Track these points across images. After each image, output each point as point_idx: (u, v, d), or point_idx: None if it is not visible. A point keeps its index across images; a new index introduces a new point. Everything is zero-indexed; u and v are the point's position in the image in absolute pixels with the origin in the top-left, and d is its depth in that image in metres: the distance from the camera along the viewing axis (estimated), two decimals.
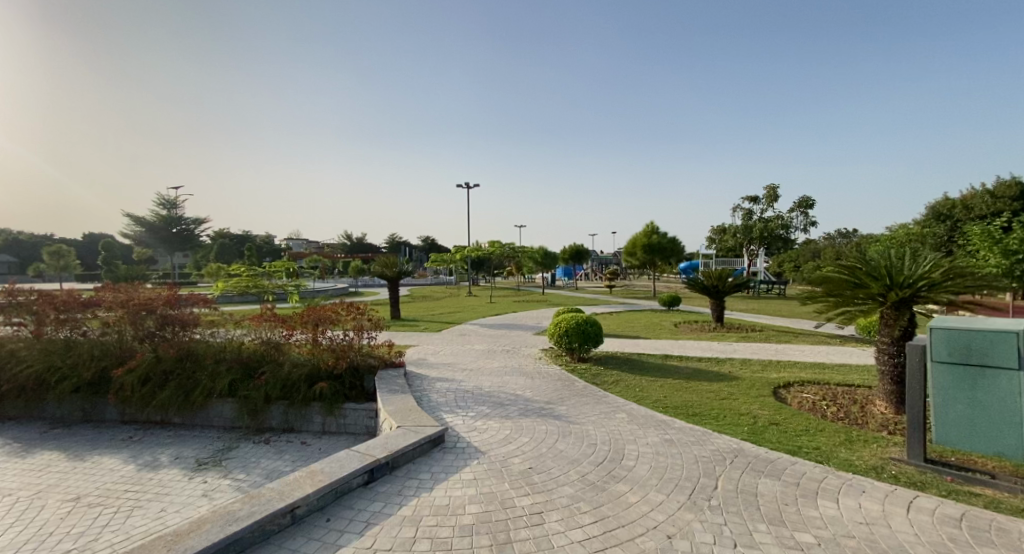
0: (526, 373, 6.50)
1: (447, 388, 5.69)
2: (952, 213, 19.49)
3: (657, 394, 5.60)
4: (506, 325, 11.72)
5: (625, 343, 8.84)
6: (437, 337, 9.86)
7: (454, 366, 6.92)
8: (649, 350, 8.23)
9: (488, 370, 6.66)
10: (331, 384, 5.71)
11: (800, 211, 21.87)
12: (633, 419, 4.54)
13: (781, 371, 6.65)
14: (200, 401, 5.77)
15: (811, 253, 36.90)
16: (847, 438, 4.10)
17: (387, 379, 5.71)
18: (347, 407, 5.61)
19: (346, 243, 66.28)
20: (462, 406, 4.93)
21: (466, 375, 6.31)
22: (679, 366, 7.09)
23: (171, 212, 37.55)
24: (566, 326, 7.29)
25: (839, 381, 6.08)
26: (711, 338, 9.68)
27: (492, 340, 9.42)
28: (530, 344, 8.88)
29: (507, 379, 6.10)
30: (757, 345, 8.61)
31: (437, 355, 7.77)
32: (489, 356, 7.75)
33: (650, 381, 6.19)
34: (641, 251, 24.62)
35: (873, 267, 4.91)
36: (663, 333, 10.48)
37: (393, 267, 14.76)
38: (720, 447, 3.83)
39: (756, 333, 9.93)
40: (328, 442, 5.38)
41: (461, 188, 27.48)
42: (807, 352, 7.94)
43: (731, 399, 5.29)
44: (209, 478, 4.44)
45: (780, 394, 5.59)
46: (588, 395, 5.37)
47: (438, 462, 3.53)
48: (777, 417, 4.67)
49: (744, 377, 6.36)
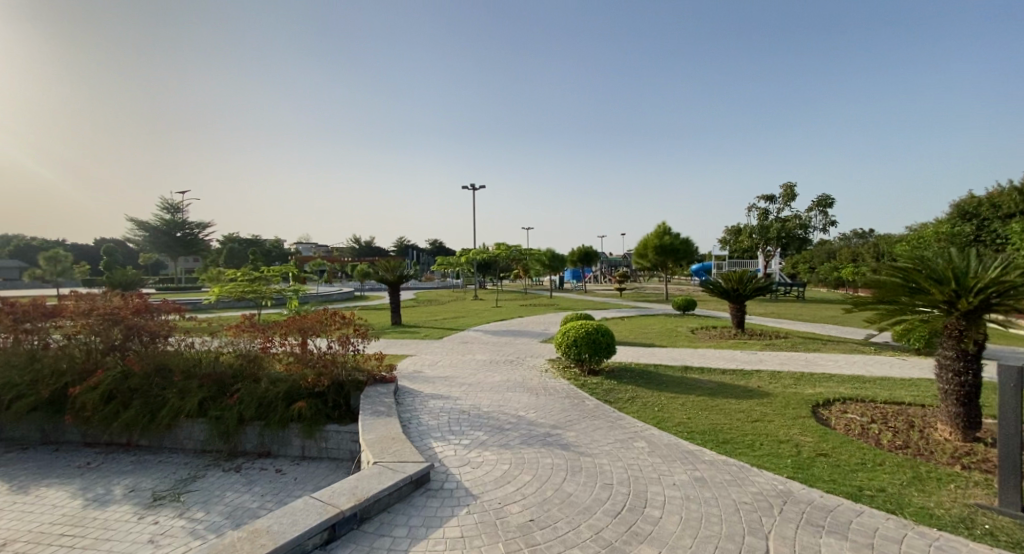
0: (531, 388, 5.85)
1: (441, 407, 5.05)
2: (980, 211, 18.42)
3: (680, 415, 4.91)
4: (511, 332, 11.07)
5: (639, 352, 8.15)
6: (437, 345, 9.23)
7: (451, 380, 6.28)
8: (666, 361, 7.54)
9: (488, 385, 6.02)
10: (311, 402, 5.09)
11: (819, 210, 20.95)
12: (654, 449, 3.87)
13: (817, 386, 5.91)
14: (166, 422, 5.20)
15: (825, 254, 35.80)
16: (914, 475, 3.40)
17: (374, 397, 5.07)
18: (328, 429, 4.98)
19: (353, 245, 65.91)
20: (455, 431, 4.29)
21: (463, 391, 5.67)
22: (701, 379, 6.38)
23: (175, 216, 37.48)
24: (575, 335, 6.62)
25: (887, 398, 5.34)
26: (733, 346, 8.94)
27: (495, 349, 8.77)
28: (536, 354, 8.22)
29: (508, 397, 5.45)
30: (785, 355, 7.86)
31: (434, 366, 7.14)
32: (491, 367, 7.10)
33: (670, 399, 5.50)
34: (652, 252, 23.84)
35: (934, 269, 4.21)
36: (679, 340, 9.77)
37: (394, 270, 14.15)
38: (763, 489, 3.15)
39: (780, 341, 9.18)
40: (305, 470, 4.77)
41: (467, 188, 28.32)
42: (841, 363, 7.20)
43: (766, 422, 4.59)
44: (162, 517, 3.87)
45: (821, 415, 4.87)
46: (600, 417, 4.71)
47: (418, 512, 2.89)
48: (823, 445, 3.98)
49: (776, 394, 5.64)
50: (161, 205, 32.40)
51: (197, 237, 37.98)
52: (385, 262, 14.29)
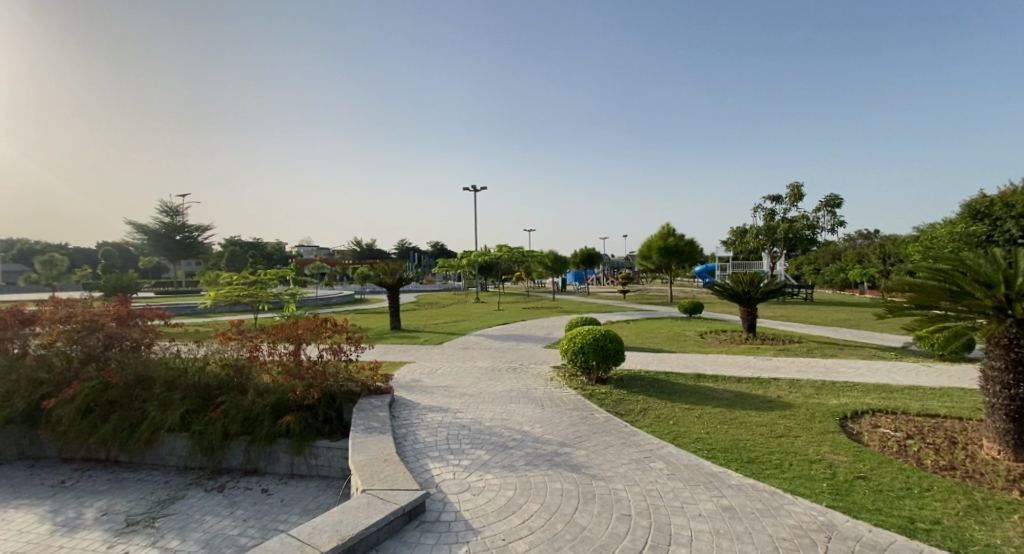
0: (536, 399, 5.49)
1: (439, 421, 4.70)
2: (992, 211, 17.94)
3: (697, 430, 4.55)
4: (514, 337, 10.70)
5: (648, 359, 7.78)
6: (437, 352, 8.87)
7: (452, 390, 5.92)
8: (677, 368, 7.17)
9: (490, 395, 5.66)
10: (300, 416, 4.74)
11: (827, 210, 20.54)
12: (674, 471, 3.50)
13: (842, 396, 5.54)
14: (146, 437, 4.84)
15: (830, 255, 35.38)
16: (969, 504, 3.02)
17: (367, 411, 4.71)
18: (318, 446, 4.62)
19: (355, 248, 65.69)
20: (454, 451, 3.93)
21: (464, 403, 5.32)
22: (716, 389, 6.01)
23: (173, 219, 37.13)
24: (582, 342, 6.26)
25: (920, 410, 4.97)
26: (745, 352, 8.56)
27: (497, 356, 8.40)
28: (540, 360, 7.85)
29: (512, 409, 5.09)
30: (802, 362, 7.48)
31: (433, 375, 6.78)
32: (493, 376, 6.74)
33: (685, 410, 5.14)
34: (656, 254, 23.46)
35: (983, 272, 3.86)
36: (689, 345, 9.39)
37: (392, 273, 13.79)
38: (801, 522, 2.79)
39: (795, 346, 8.79)
40: (293, 490, 4.41)
41: (468, 191, 27.91)
42: (863, 370, 6.81)
43: (793, 438, 4.22)
44: (132, 547, 3.51)
45: (851, 430, 4.49)
46: (612, 432, 4.35)
47: (411, 551, 2.53)
48: (860, 466, 3.61)
49: (799, 405, 5.27)
50: (161, 207, 32.10)
51: (196, 240, 37.63)
52: (383, 266, 13.91)
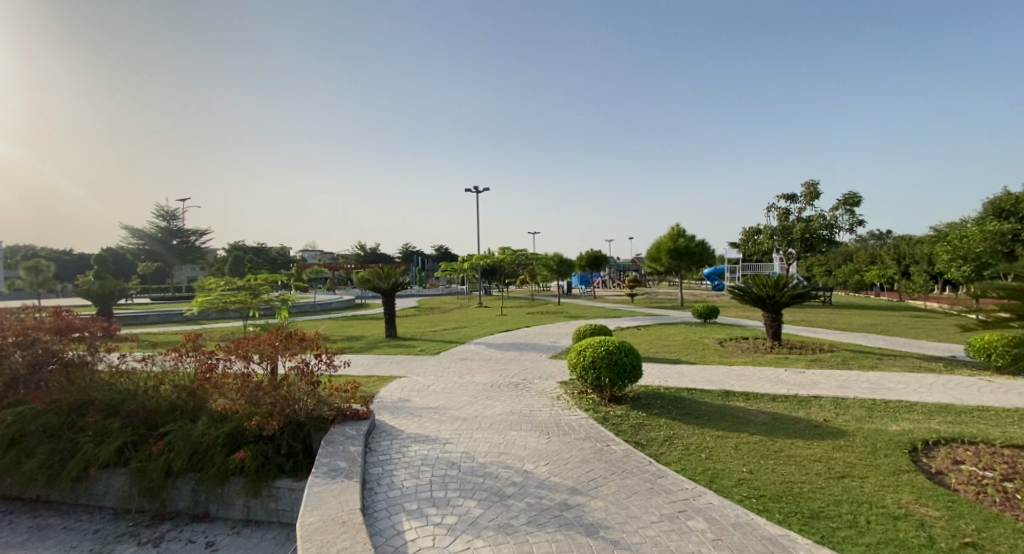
0: (540, 425, 4.68)
1: (424, 457, 3.90)
2: (1018, 209, 17.14)
3: (737, 468, 3.73)
4: (516, 346, 9.88)
5: (665, 372, 6.95)
6: (431, 363, 8.08)
7: (443, 413, 5.12)
8: (700, 383, 6.35)
9: (486, 419, 4.86)
10: (257, 450, 3.94)
11: (846, 209, 19.67)
12: (722, 536, 2.68)
13: (902, 419, 4.70)
14: (76, 474, 4.08)
15: (841, 256, 34.53)
16: None
17: (336, 445, 3.92)
18: (277, 486, 3.82)
19: (358, 252, 65.39)
20: (437, 502, 3.13)
21: (455, 431, 4.52)
22: (750, 410, 5.18)
23: (171, 223, 36.51)
24: (593, 356, 5.46)
25: (1003, 438, 4.13)
26: (773, 362, 7.71)
27: (497, 368, 7.60)
28: (545, 374, 7.05)
29: (512, 438, 4.28)
30: (841, 375, 6.63)
31: (424, 393, 5.99)
32: (492, 393, 5.94)
33: (718, 440, 4.32)
34: (666, 256, 22.61)
35: None
36: (708, 354, 8.55)
37: (387, 277, 13.02)
38: None
39: (828, 356, 7.93)
40: (244, 542, 3.61)
41: (473, 192, 25.69)
42: (915, 385, 5.97)
43: (859, 480, 3.40)
44: None
45: (928, 466, 3.65)
46: (634, 474, 3.53)
47: None
48: (962, 526, 2.77)
49: (853, 432, 4.43)
50: (156, 211, 31.41)
51: (195, 245, 37.04)
52: (377, 270, 13.13)
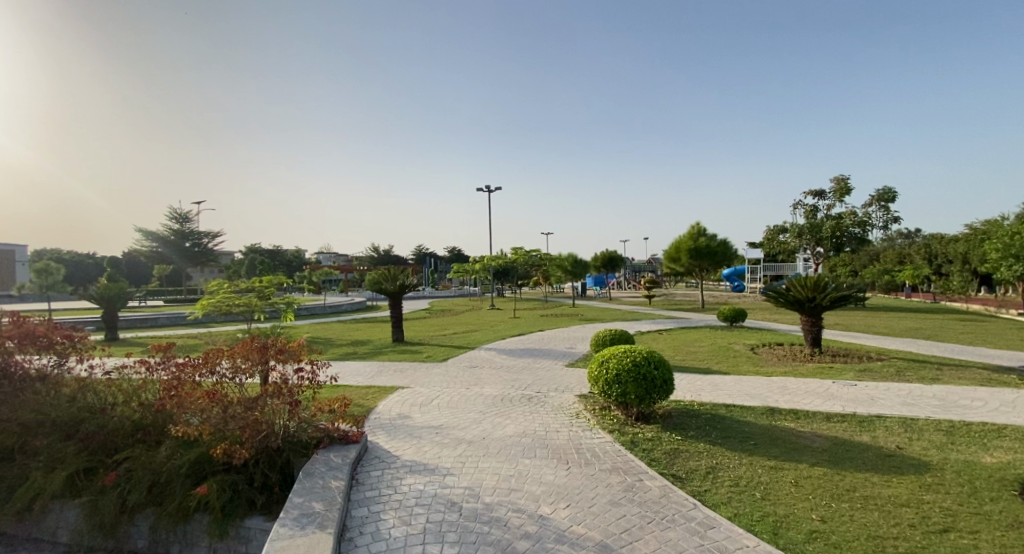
0: (558, 450, 4.01)
1: (419, 495, 3.25)
2: None
3: (805, 514, 3.01)
4: (530, 352, 9.19)
5: (698, 385, 6.19)
6: (437, 372, 7.45)
7: (446, 434, 4.48)
8: (738, 398, 5.61)
9: (495, 443, 4.20)
10: (225, 481, 3.30)
11: (880, 206, 18.55)
12: None
13: (995, 450, 3.92)
14: (19, 508, 3.45)
15: (868, 256, 33.11)
16: None
17: (315, 479, 3.29)
18: (245, 527, 3.17)
19: (373, 254, 65.54)
20: None
21: (459, 458, 3.88)
22: (803, 433, 4.44)
23: (183, 225, 36.52)
24: (617, 369, 4.75)
25: None
26: (817, 372, 6.92)
27: (508, 378, 6.94)
28: (561, 386, 6.36)
29: (524, 469, 3.62)
30: (900, 389, 5.82)
31: (427, 408, 5.36)
32: (502, 409, 5.28)
33: (774, 475, 3.59)
34: (686, 256, 21.67)
35: None
36: (742, 363, 7.75)
37: (394, 279, 12.44)
38: None
39: (878, 365, 7.10)
40: None
41: (484, 191, 24.82)
42: (992, 403, 5.16)
43: (971, 540, 2.67)
44: None
45: None
46: (679, 526, 2.83)
47: None
48: None
49: (938, 467, 3.66)
50: (171, 215, 31.47)
51: (206, 247, 37.03)
52: (385, 271, 12.55)
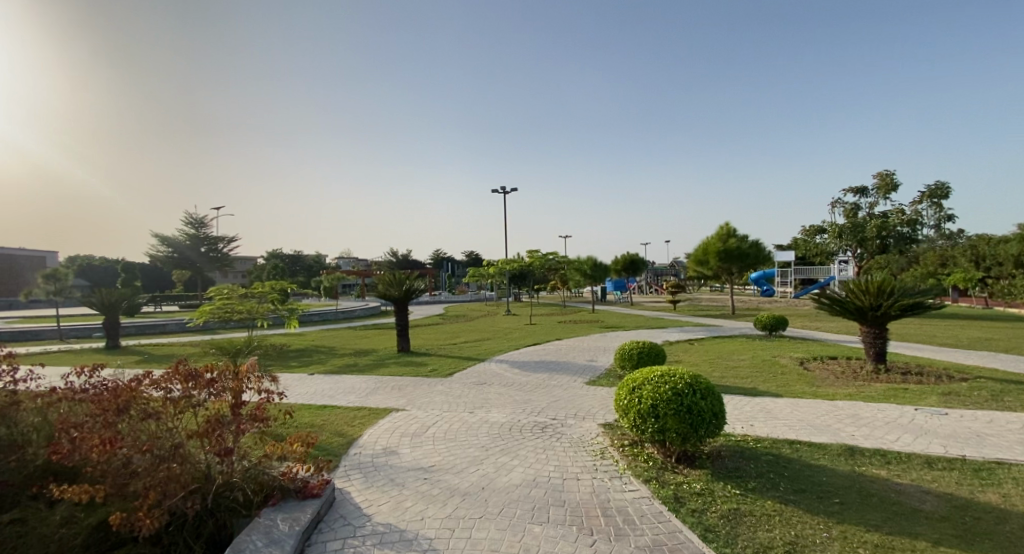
0: (578, 513, 3.01)
1: None
2: None
3: None
4: (546, 366, 8.17)
5: (747, 413, 5.10)
6: (439, 390, 6.51)
7: (436, 481, 3.54)
8: (803, 431, 4.51)
9: (496, 498, 3.23)
10: None
11: (932, 202, 16.99)
12: None
13: None
14: None
15: (907, 259, 31.16)
16: None
17: None
18: None
19: (389, 258, 65.32)
20: None
21: (445, 523, 2.91)
22: (904, 487, 3.35)
23: (199, 230, 36.55)
24: (653, 399, 3.74)
25: None
26: (890, 396, 5.75)
27: (519, 399, 5.96)
28: (581, 411, 5.35)
29: (531, 547, 2.63)
30: (1008, 421, 4.63)
31: (418, 442, 4.42)
32: (509, 444, 4.30)
33: None
34: (714, 259, 20.34)
35: None
36: (793, 382, 6.60)
37: (398, 283, 11.61)
38: None
39: (965, 387, 5.90)
40: None
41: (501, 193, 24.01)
42: None
43: None
44: None
45: None
46: None
47: None
48: None
49: None
50: (186, 219, 31.40)
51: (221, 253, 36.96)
52: (389, 275, 11.72)
